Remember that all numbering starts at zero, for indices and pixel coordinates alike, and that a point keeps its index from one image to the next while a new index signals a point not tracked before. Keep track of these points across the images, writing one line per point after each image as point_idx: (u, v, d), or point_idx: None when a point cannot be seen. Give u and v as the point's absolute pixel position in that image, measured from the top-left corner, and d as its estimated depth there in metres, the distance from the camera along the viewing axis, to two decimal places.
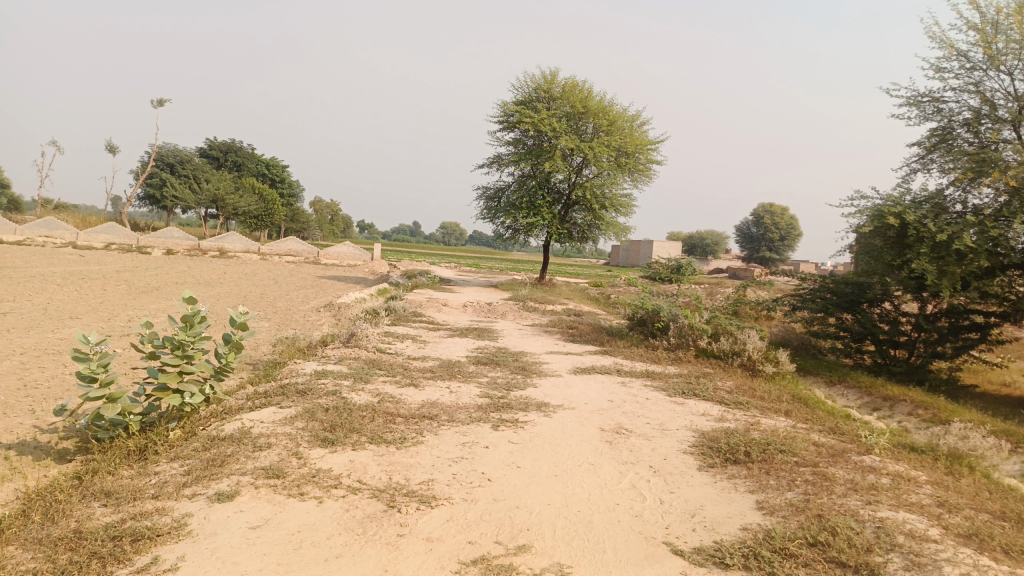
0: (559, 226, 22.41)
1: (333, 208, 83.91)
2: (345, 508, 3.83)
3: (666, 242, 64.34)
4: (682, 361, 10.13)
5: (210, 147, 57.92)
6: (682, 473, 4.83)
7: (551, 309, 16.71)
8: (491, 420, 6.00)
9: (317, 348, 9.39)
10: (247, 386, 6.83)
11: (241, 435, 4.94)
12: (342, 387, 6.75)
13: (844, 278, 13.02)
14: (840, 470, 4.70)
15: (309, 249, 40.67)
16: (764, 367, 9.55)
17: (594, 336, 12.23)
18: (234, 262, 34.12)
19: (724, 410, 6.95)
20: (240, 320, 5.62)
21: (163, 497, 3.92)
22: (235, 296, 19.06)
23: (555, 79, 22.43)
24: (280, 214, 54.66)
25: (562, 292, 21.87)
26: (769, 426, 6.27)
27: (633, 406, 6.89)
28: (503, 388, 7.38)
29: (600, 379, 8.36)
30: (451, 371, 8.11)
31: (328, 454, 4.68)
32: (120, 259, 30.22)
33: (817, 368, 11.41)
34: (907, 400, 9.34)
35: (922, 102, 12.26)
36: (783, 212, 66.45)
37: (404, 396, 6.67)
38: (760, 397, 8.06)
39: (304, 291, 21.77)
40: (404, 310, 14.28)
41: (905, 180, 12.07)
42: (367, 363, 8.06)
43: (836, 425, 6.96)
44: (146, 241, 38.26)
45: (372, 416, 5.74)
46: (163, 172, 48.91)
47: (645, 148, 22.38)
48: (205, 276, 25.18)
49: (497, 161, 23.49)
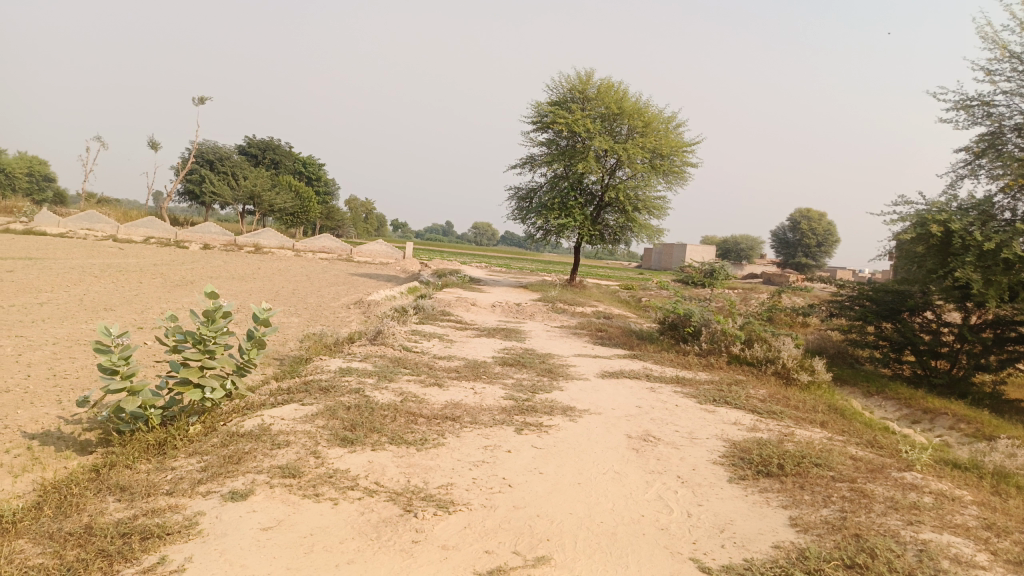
0: (591, 227, 22.20)
1: (367, 206, 84.59)
2: (360, 511, 3.73)
3: (699, 246, 63.55)
4: (713, 367, 9.88)
5: (248, 144, 58.80)
6: (710, 485, 4.64)
7: (581, 311, 16.53)
8: (515, 423, 5.86)
9: (344, 344, 9.35)
10: (271, 382, 6.80)
11: (260, 432, 4.88)
12: (366, 385, 6.67)
13: (884, 286, 12.62)
14: (879, 487, 4.46)
15: (342, 246, 41.01)
16: (799, 375, 9.26)
17: (624, 339, 12.02)
18: (268, 257, 34.53)
19: (757, 419, 6.71)
20: (263, 317, 5.58)
21: (177, 494, 3.87)
22: (267, 291, 19.23)
23: (590, 80, 22.22)
24: (314, 211, 55.25)
25: (592, 294, 21.65)
26: (804, 437, 6.03)
27: (662, 412, 6.69)
28: (529, 390, 7.24)
29: (628, 383, 8.17)
30: (476, 371, 8.00)
31: (347, 454, 4.59)
32: (158, 253, 30.79)
33: (854, 378, 11.05)
34: (949, 413, 8.97)
35: (970, 106, 11.80)
36: (820, 217, 65.14)
37: (428, 396, 6.57)
38: (794, 407, 7.79)
39: (335, 287, 21.88)
40: (433, 308, 14.22)
41: (950, 186, 11.63)
42: (393, 362, 7.98)
43: (874, 438, 6.68)
44: (184, 236, 38.95)
45: (394, 415, 5.64)
46: (202, 168, 49.76)
47: (680, 150, 22.05)
48: (239, 271, 25.49)
49: (530, 162, 23.36)
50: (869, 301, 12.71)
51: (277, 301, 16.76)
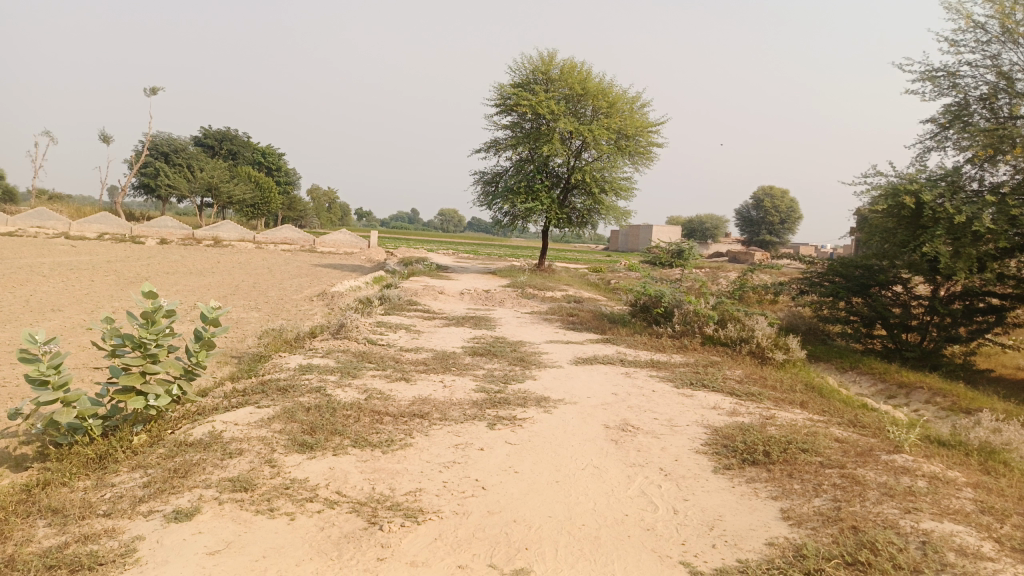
0: (558, 211, 21.92)
1: (331, 195, 83.21)
2: (320, 526, 3.39)
3: (665, 227, 63.73)
4: (687, 349, 9.69)
5: (204, 135, 57.25)
6: (695, 476, 4.39)
7: (551, 296, 16.27)
8: (487, 418, 5.55)
9: (305, 339, 8.94)
10: (226, 384, 6.38)
11: (210, 440, 4.50)
12: (327, 383, 6.30)
13: (854, 260, 12.59)
14: (870, 472, 4.25)
15: (304, 237, 40.18)
16: (773, 354, 9.10)
17: (596, 323, 11.78)
18: (228, 250, 33.62)
19: (736, 403, 6.50)
20: (211, 316, 5.21)
21: (115, 515, 3.49)
22: (227, 286, 18.58)
23: (553, 60, 21.85)
24: (275, 202, 54.07)
25: (562, 279, 21.42)
26: (786, 420, 5.83)
27: (639, 399, 6.44)
28: (500, 381, 6.93)
29: (602, 369, 7.91)
30: (445, 363, 7.67)
31: (306, 462, 4.24)
32: (112, 250, 29.76)
33: (827, 354, 10.98)
34: (924, 387, 8.91)
35: (936, 76, 11.73)
36: (783, 195, 65.76)
37: (394, 391, 6.22)
38: (771, 387, 7.61)
39: (298, 280, 21.28)
40: (399, 298, 13.82)
41: (919, 157, 11.57)
42: (356, 357, 7.60)
43: (856, 417, 6.52)
44: (140, 231, 37.77)
45: (357, 415, 5.29)
46: (157, 160, 48.28)
47: (646, 130, 21.85)
48: (197, 266, 24.71)
49: (494, 145, 22.97)
50: (840, 277, 12.66)
51: (237, 296, 16.18)
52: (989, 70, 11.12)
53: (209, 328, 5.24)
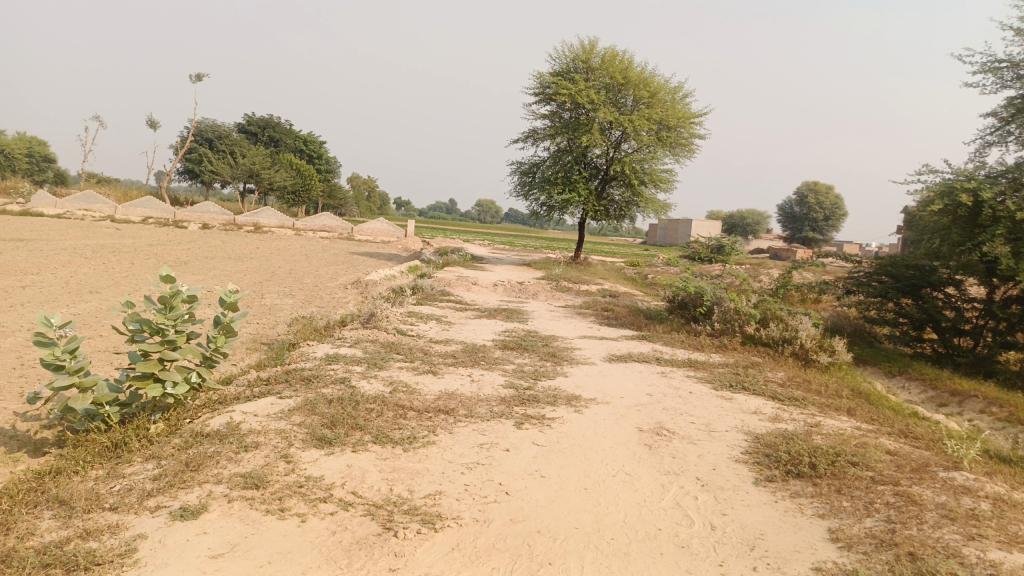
0: (595, 202, 21.54)
1: (370, 183, 83.75)
2: (331, 530, 3.20)
3: (705, 222, 62.65)
4: (727, 348, 9.32)
5: (247, 123, 57.98)
6: (734, 488, 4.10)
7: (586, 290, 15.96)
8: (514, 416, 5.32)
9: (335, 329, 8.82)
10: (250, 372, 6.28)
11: (227, 432, 4.35)
12: (352, 374, 6.14)
13: (904, 260, 12.05)
14: (927, 491, 3.91)
15: (342, 225, 40.43)
16: (818, 356, 8.69)
17: (631, 319, 11.46)
18: (268, 237, 33.97)
19: (778, 407, 6.16)
20: (230, 301, 5.12)
21: (122, 510, 3.35)
22: (263, 271, 18.69)
23: (594, 49, 21.43)
24: (315, 189, 54.53)
25: (597, 272, 21.08)
26: (833, 429, 5.47)
27: (675, 401, 6.14)
28: (530, 377, 6.69)
29: (637, 368, 7.61)
30: (474, 357, 7.46)
31: (323, 458, 4.06)
32: (155, 233, 30.29)
33: (874, 357, 10.49)
34: (979, 395, 8.41)
35: (999, 68, 11.08)
36: (828, 190, 64.17)
37: (420, 385, 6.03)
38: (816, 391, 7.24)
39: (334, 267, 21.34)
40: (432, 288, 13.68)
41: (978, 153, 10.95)
42: (385, 348, 7.43)
43: (907, 427, 6.13)
44: (182, 216, 38.41)
45: (381, 409, 5.10)
46: (201, 147, 49.05)
47: (687, 121, 21.32)
48: (236, 251, 24.96)
49: (532, 135, 22.68)
50: (889, 277, 12.10)
51: (273, 282, 16.24)
52: None
53: (227, 313, 5.16)
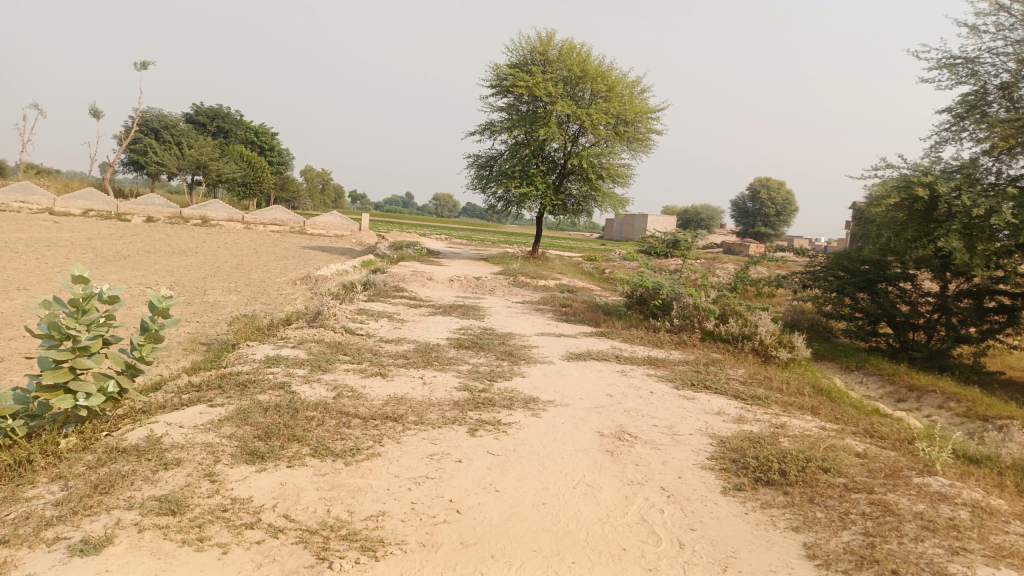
0: (553, 197, 21.29)
1: (324, 176, 82.12)
2: (257, 562, 2.82)
3: (660, 218, 63.07)
4: (687, 345, 9.13)
5: (196, 113, 56.19)
6: (702, 499, 3.84)
7: (544, 285, 15.69)
8: (468, 422, 4.97)
9: (278, 328, 8.33)
10: (181, 378, 5.78)
11: (147, 449, 3.90)
12: (293, 377, 5.71)
13: (860, 255, 12.07)
14: (903, 499, 3.71)
15: (294, 218, 39.41)
16: (778, 352, 8.55)
17: (590, 315, 11.20)
18: (216, 231, 32.90)
19: (742, 407, 5.94)
20: (160, 305, 4.62)
21: (12, 543, 2.91)
22: (208, 267, 17.94)
23: (552, 40, 21.14)
24: (266, 181, 53.12)
25: (554, 266, 20.85)
26: (798, 431, 5.27)
27: (636, 402, 5.87)
28: (486, 378, 6.35)
29: (596, 366, 7.33)
30: (426, 356, 7.08)
31: (253, 477, 3.66)
32: (96, 227, 29.04)
33: (831, 353, 10.45)
34: (936, 391, 8.39)
35: (955, 63, 11.12)
36: (779, 186, 65.32)
37: (367, 389, 5.63)
38: (778, 389, 7.07)
39: (284, 262, 20.66)
40: (385, 284, 13.23)
41: (934, 148, 10.98)
42: (331, 348, 7.00)
43: (871, 426, 5.98)
44: (126, 208, 36.95)
45: (322, 418, 4.70)
46: (146, 137, 47.27)
47: (645, 116, 21.22)
48: (181, 245, 24.02)
49: (489, 128, 22.32)
50: (845, 271, 12.10)
51: (218, 278, 15.56)
52: (1011, 57, 10.54)
53: (157, 319, 4.66)
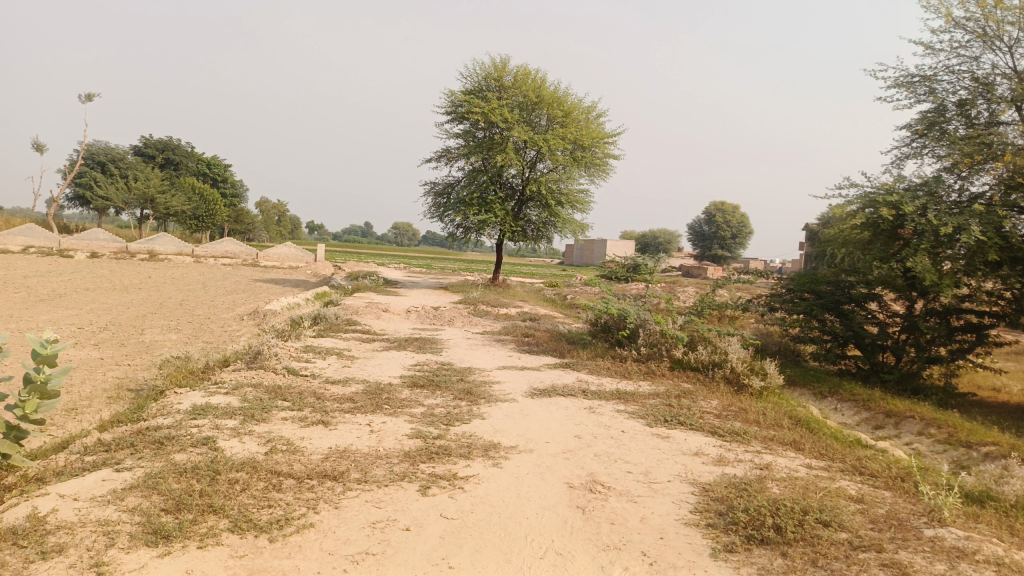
0: (512, 223, 20.86)
1: (280, 208, 80.67)
2: None
3: (619, 243, 63.26)
4: (656, 375, 8.66)
5: (144, 145, 54.66)
6: (690, 565, 3.30)
7: (504, 313, 15.16)
8: (419, 477, 4.37)
9: (213, 370, 7.59)
10: (90, 436, 5.05)
11: (26, 532, 3.21)
12: (221, 430, 5.03)
13: (826, 276, 11.82)
14: (917, 557, 3.24)
15: (247, 250, 38.26)
16: (750, 381, 8.14)
17: (553, 345, 10.68)
18: (164, 265, 31.63)
19: (721, 446, 5.46)
20: (46, 353, 4.01)
21: None
22: (149, 303, 16.90)
23: (506, 67, 20.89)
24: (219, 214, 51.75)
25: (516, 294, 20.40)
26: (785, 473, 4.81)
27: (607, 445, 5.33)
28: (441, 422, 5.76)
29: (561, 403, 6.79)
30: (376, 399, 6.46)
31: (155, 565, 3.01)
32: (34, 264, 27.59)
33: (803, 378, 10.10)
34: (914, 416, 8.07)
35: (912, 81, 11.04)
36: (734, 210, 66.34)
37: (306, 441, 5.00)
38: (755, 421, 6.63)
39: (233, 296, 19.72)
40: (337, 318, 12.54)
41: (897, 165, 10.82)
42: (271, 393, 6.33)
43: (859, 461, 5.57)
44: (68, 245, 35.44)
45: (250, 481, 4.05)
46: (91, 171, 45.72)
47: (602, 141, 21.05)
48: (124, 282, 22.82)
49: (445, 155, 21.89)
50: (811, 293, 11.87)
51: (159, 315, 14.64)
52: (966, 74, 10.51)
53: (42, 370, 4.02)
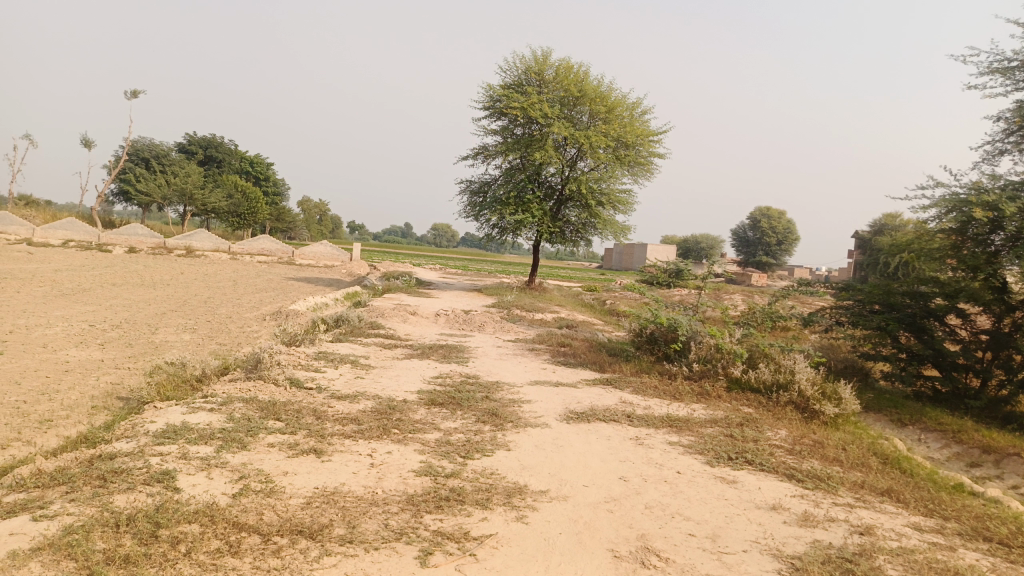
0: (550, 224, 19.83)
1: (320, 207, 80.80)
2: None
3: (660, 248, 61.61)
4: (711, 396, 7.57)
5: (188, 143, 55.11)
6: None
7: (539, 319, 14.15)
8: (421, 536, 3.39)
9: (209, 380, 6.73)
10: (32, 463, 4.18)
11: None
12: (188, 462, 4.13)
13: (901, 287, 10.57)
14: None
15: (283, 248, 37.97)
16: (823, 406, 6.99)
17: (593, 357, 9.64)
18: (198, 262, 31.35)
19: (804, 497, 4.37)
20: None
21: None
22: (173, 301, 16.28)
23: (548, 60, 19.89)
24: (260, 212, 51.76)
25: (553, 298, 19.37)
26: (896, 542, 3.72)
27: (660, 492, 4.28)
28: (457, 454, 4.79)
29: (603, 431, 5.76)
30: (385, 421, 5.51)
31: None
32: (71, 258, 27.53)
33: (879, 403, 8.88)
34: (1021, 455, 6.83)
35: (1010, 66, 9.72)
36: (780, 216, 64.16)
37: (289, 478, 4.07)
38: (835, 460, 5.51)
39: (261, 295, 19.08)
40: (360, 320, 11.67)
41: (992, 161, 9.50)
42: (264, 412, 5.43)
43: (978, 520, 4.43)
44: (107, 239, 35.50)
45: (197, 540, 3.12)
46: (135, 167, 45.97)
47: (647, 139, 19.91)
48: (155, 277, 22.39)
49: (483, 152, 21.01)
50: (883, 305, 10.62)
51: (178, 313, 13.96)
52: None
53: None
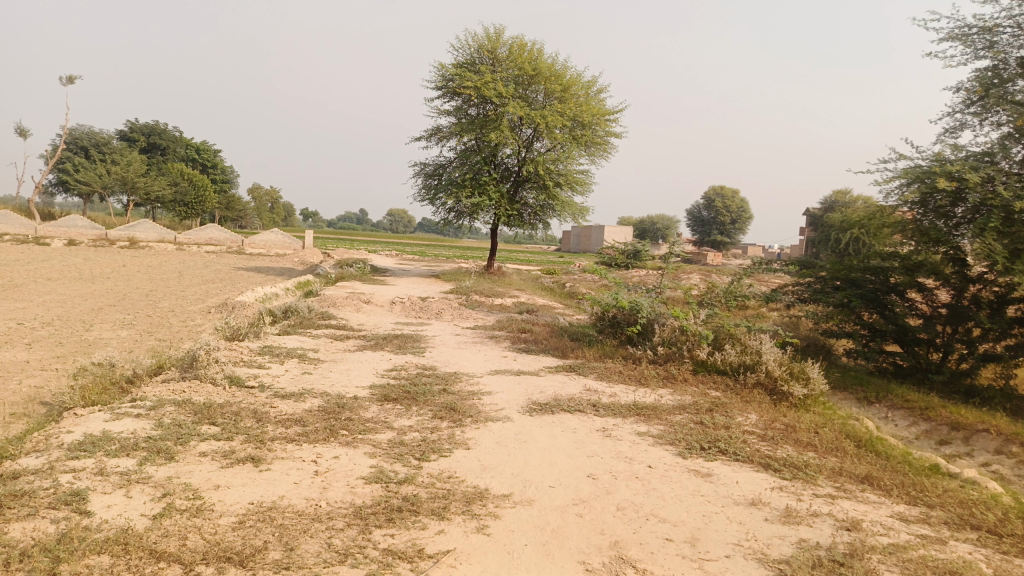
0: (507, 207, 19.42)
1: (272, 195, 78.79)
2: None
3: (617, 229, 61.73)
4: (677, 380, 7.31)
5: (130, 130, 52.90)
6: None
7: (499, 304, 13.77)
8: (369, 557, 2.99)
9: (140, 382, 6.18)
10: None
11: None
12: (104, 479, 3.66)
13: (863, 262, 10.47)
14: None
15: (233, 237, 36.76)
16: (791, 387, 6.78)
17: (555, 343, 9.31)
18: (143, 253, 30.05)
19: (783, 490, 4.10)
20: None
21: None
22: (113, 295, 15.40)
23: (501, 38, 19.38)
24: (208, 200, 50.11)
25: (512, 282, 19.02)
26: (885, 538, 3.46)
27: (632, 491, 3.96)
28: (411, 456, 4.39)
29: (568, 424, 5.42)
30: (332, 421, 5.07)
31: None
32: (5, 252, 26.08)
33: (845, 380, 8.75)
34: (990, 431, 6.73)
35: (969, 34, 9.64)
36: (734, 195, 64.87)
37: (221, 493, 3.62)
38: (810, 445, 5.28)
39: (208, 286, 18.27)
40: (310, 311, 11.12)
41: (953, 131, 9.42)
42: (198, 416, 4.94)
43: (962, 506, 4.22)
44: (44, 231, 33.79)
45: None
46: (73, 157, 43.90)
47: (603, 119, 19.61)
48: (94, 270, 21.31)
49: (437, 133, 20.43)
50: (845, 282, 10.52)
51: (117, 308, 13.17)
52: None
53: None
